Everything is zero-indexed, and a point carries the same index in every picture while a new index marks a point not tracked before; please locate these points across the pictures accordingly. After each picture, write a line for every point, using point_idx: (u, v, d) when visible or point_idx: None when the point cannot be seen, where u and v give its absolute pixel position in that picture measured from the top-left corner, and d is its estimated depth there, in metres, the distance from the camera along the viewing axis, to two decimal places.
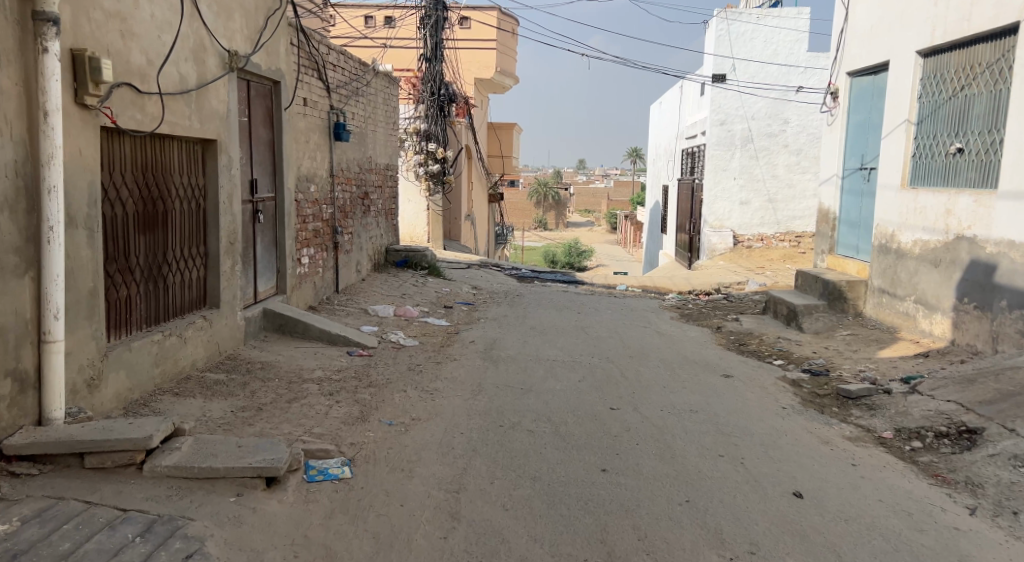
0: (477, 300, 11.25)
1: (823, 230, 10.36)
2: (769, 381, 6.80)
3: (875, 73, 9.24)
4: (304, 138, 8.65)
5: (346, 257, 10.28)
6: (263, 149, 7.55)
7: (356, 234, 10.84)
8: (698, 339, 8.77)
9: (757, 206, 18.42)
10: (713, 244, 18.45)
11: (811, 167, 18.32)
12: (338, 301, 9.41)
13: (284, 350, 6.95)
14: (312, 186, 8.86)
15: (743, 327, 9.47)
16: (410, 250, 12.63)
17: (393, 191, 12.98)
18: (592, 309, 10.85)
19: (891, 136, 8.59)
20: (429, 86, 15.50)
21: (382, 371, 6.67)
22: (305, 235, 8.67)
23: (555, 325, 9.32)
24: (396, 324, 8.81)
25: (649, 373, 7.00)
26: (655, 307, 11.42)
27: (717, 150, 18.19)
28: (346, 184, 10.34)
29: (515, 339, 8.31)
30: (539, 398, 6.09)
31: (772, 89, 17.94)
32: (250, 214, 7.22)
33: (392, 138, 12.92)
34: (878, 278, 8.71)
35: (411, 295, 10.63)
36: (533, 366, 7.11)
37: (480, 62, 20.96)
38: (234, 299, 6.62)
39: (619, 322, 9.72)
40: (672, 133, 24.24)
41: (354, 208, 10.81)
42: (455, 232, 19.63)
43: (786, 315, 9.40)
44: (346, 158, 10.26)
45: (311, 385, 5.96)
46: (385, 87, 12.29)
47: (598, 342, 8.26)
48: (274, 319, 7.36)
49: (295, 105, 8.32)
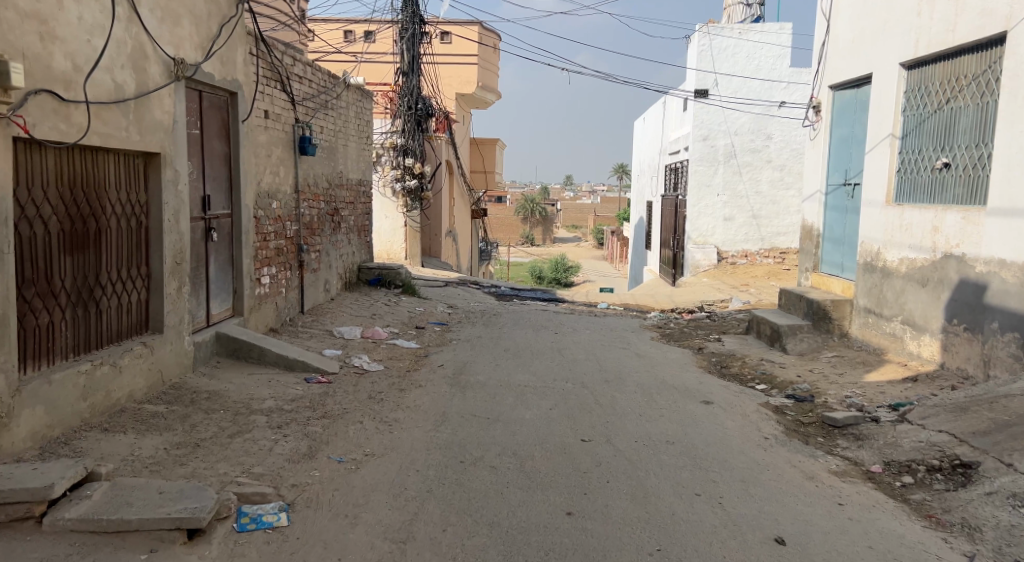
0: (452, 320, 10.84)
1: (807, 248, 10.06)
2: (751, 408, 6.44)
3: (858, 85, 8.95)
4: (265, 152, 8.27)
5: (312, 276, 9.86)
6: (217, 164, 7.18)
7: (324, 252, 10.43)
8: (679, 362, 8.39)
9: (741, 223, 18.15)
10: (696, 261, 18.11)
11: (795, 183, 18.07)
12: (303, 323, 9.00)
13: (236, 377, 6.56)
14: (273, 203, 8.49)
15: (725, 349, 9.11)
16: (383, 267, 12.23)
17: (366, 207, 12.57)
18: (571, 329, 10.46)
19: (875, 151, 8.29)
20: (406, 101, 15.16)
21: (340, 400, 6.26)
22: (266, 254, 8.28)
23: (531, 346, 8.94)
24: (363, 347, 8.40)
25: (625, 399, 6.62)
26: (637, 326, 11.05)
27: (700, 165, 17.93)
28: (313, 200, 9.95)
29: (487, 363, 7.92)
30: (506, 428, 5.69)
31: (754, 105, 17.78)
32: (201, 232, 6.84)
33: (365, 153, 12.53)
34: (862, 298, 8.40)
35: (382, 315, 10.21)
36: (503, 393, 6.71)
37: (461, 76, 20.67)
38: (181, 323, 6.22)
39: (598, 344, 9.34)
40: (656, 148, 23.99)
41: (323, 225, 10.41)
42: (435, 249, 19.24)
43: (770, 336, 9.05)
44: (313, 173, 9.88)
45: (259, 417, 5.54)
46: (357, 100, 11.92)
47: (573, 365, 7.88)
48: (228, 344, 6.97)
49: (254, 117, 7.95)
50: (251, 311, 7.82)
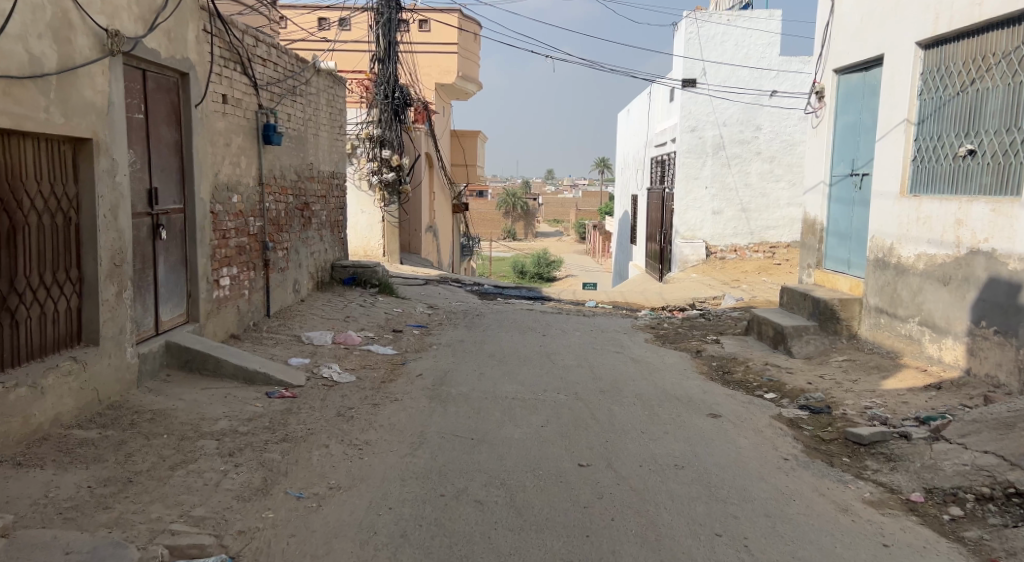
0: (431, 322, 10.13)
1: (808, 243, 9.44)
2: (762, 421, 5.80)
3: (866, 69, 8.31)
4: (223, 141, 7.54)
5: (279, 276, 9.12)
6: (167, 153, 6.44)
7: (293, 249, 9.69)
8: (678, 367, 7.75)
9: (730, 216, 17.57)
10: (685, 256, 17.52)
11: (785, 176, 17.49)
12: (267, 328, 8.27)
13: (186, 393, 5.83)
14: (234, 196, 7.79)
15: (724, 352, 8.48)
16: (358, 266, 11.49)
17: (340, 201, 11.82)
18: (559, 330, 9.78)
19: (886, 138, 7.67)
20: (383, 89, 14.39)
21: (303, 419, 5.55)
22: (224, 253, 7.56)
23: (517, 351, 8.26)
24: (333, 354, 7.67)
25: (623, 413, 5.96)
26: (628, 327, 10.40)
27: (689, 157, 17.32)
28: (280, 194, 9.22)
29: (468, 371, 7.23)
30: (492, 452, 5.01)
31: (743, 94, 17.15)
32: (148, 229, 6.14)
33: (338, 144, 11.79)
34: (872, 296, 7.79)
35: (356, 318, 9.48)
36: (487, 408, 6.03)
37: (440, 66, 19.92)
38: (122, 333, 5.49)
39: (588, 347, 8.69)
40: (641, 140, 23.34)
41: (291, 221, 9.66)
42: (415, 245, 18.48)
43: (773, 338, 8.43)
44: (278, 164, 9.14)
45: (207, 443, 4.82)
46: (328, 87, 11.19)
47: (563, 372, 7.22)
48: (179, 355, 6.26)
49: (210, 102, 7.23)
50: (207, 316, 7.09)
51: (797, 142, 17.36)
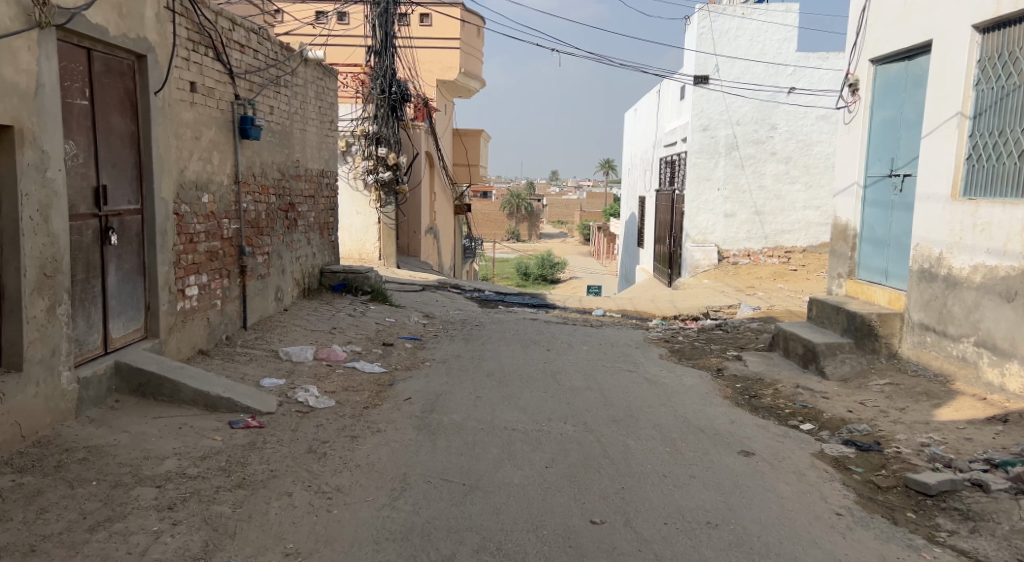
0: (426, 334, 9.31)
1: (838, 250, 8.60)
2: (804, 461, 4.97)
3: (909, 58, 7.48)
4: (191, 134, 6.74)
5: (258, 283, 8.32)
6: (120, 145, 5.64)
7: (274, 254, 8.87)
8: (699, 390, 6.92)
9: (744, 219, 16.74)
10: (696, 260, 16.59)
11: (802, 177, 16.62)
12: (242, 342, 7.46)
13: (133, 423, 5.01)
14: (203, 195, 6.98)
15: (749, 372, 7.64)
16: (349, 271, 10.72)
17: (330, 201, 11.01)
18: (565, 344, 8.95)
19: (934, 134, 6.84)
20: (379, 83, 13.63)
21: (267, 458, 4.74)
22: (192, 260, 6.76)
23: (520, 369, 7.43)
24: (312, 374, 6.85)
25: (640, 449, 5.15)
26: (640, 340, 9.57)
27: (700, 157, 16.49)
28: (260, 193, 8.42)
29: (463, 393, 6.42)
30: (487, 503, 4.21)
31: (759, 91, 16.32)
32: (96, 234, 5.34)
33: (329, 140, 10.99)
34: (916, 311, 6.96)
35: (343, 331, 8.66)
36: (483, 442, 5.21)
37: (441, 62, 19.09)
38: (57, 355, 4.69)
39: (597, 363, 7.88)
40: (650, 140, 22.51)
41: (273, 222, 8.85)
42: (415, 248, 17.65)
43: (803, 356, 7.59)
44: (258, 161, 8.34)
45: (144, 492, 4.01)
46: (317, 78, 10.39)
47: (570, 396, 6.40)
48: (131, 378, 5.45)
49: (176, 89, 6.43)
50: (170, 331, 6.30)
51: (815, 142, 16.50)
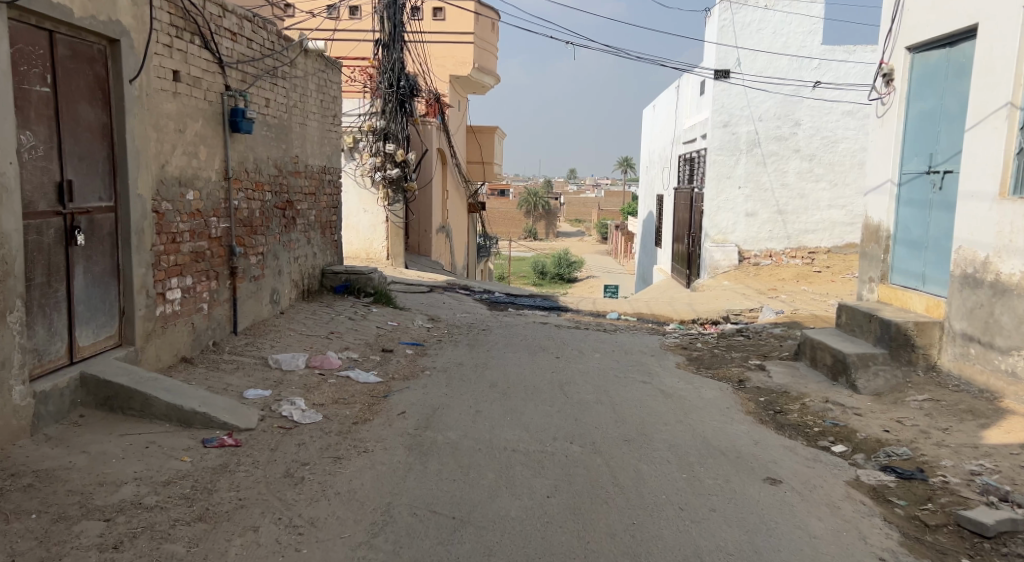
0: (429, 339, 8.82)
1: (870, 252, 8.02)
2: (837, 492, 4.43)
3: (951, 44, 6.90)
4: (173, 126, 6.29)
5: (251, 285, 7.87)
6: (89, 138, 5.20)
7: (270, 254, 8.42)
8: (718, 404, 6.37)
9: (765, 219, 16.12)
10: (715, 260, 16.01)
11: (826, 175, 15.96)
12: (230, 349, 7.01)
13: (95, 442, 4.56)
14: (187, 192, 6.52)
15: (773, 385, 7.09)
16: (352, 272, 10.29)
17: (333, 199, 10.56)
18: (577, 351, 8.42)
19: (980, 127, 6.26)
20: (387, 77, 13.15)
21: (237, 483, 4.26)
22: (174, 261, 6.31)
23: (526, 379, 6.92)
24: (302, 384, 6.37)
25: (654, 475, 4.63)
26: (656, 347, 9.02)
27: (720, 154, 15.89)
28: (254, 190, 7.98)
29: (462, 407, 5.93)
30: (477, 543, 3.73)
31: (782, 85, 15.70)
32: (58, 233, 4.90)
33: (332, 136, 10.52)
34: (959, 320, 6.37)
35: (341, 336, 8.19)
36: (479, 466, 4.70)
37: (454, 57, 18.59)
38: (7, 369, 4.26)
39: (610, 373, 7.37)
40: (668, 137, 21.91)
41: (269, 221, 8.39)
42: (425, 247, 17.18)
43: (832, 367, 7.02)
44: (251, 156, 7.89)
45: (90, 528, 3.58)
46: (319, 70, 9.93)
47: (579, 412, 5.89)
48: (98, 392, 5.00)
49: (156, 77, 5.97)
50: (147, 338, 5.84)
51: (840, 139, 15.84)
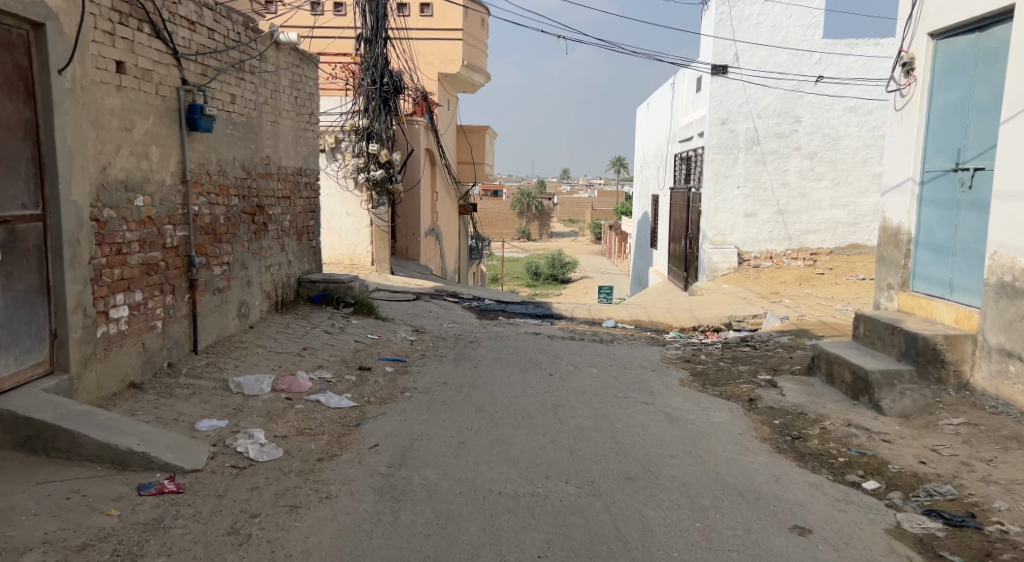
0: (411, 355, 8.14)
1: (889, 258, 7.38)
2: (878, 545, 3.80)
3: (981, 29, 6.27)
4: (117, 124, 5.61)
5: (213, 299, 7.17)
6: (5, 136, 4.60)
7: (236, 263, 7.71)
8: (729, 430, 5.72)
9: (766, 220, 15.48)
10: (714, 263, 15.37)
11: (828, 174, 15.32)
12: (188, 371, 6.31)
13: (6, 491, 3.90)
14: (134, 198, 5.82)
15: (787, 404, 6.45)
16: (330, 280, 9.63)
17: (310, 203, 9.88)
18: (571, 366, 7.76)
19: (1016, 120, 5.64)
20: (369, 74, 12.48)
21: (171, 544, 3.62)
22: (120, 275, 5.63)
23: (516, 402, 6.25)
24: (265, 412, 5.70)
25: (661, 524, 3.99)
26: (657, 360, 8.36)
27: (719, 153, 15.24)
28: (217, 194, 7.28)
29: (443, 438, 5.28)
30: None
31: (783, 80, 15.07)
32: None
33: (309, 135, 9.84)
34: (995, 334, 5.73)
35: (314, 352, 7.51)
36: (459, 515, 4.05)
37: (443, 54, 17.85)
38: None
39: (608, 392, 6.71)
40: (664, 135, 21.23)
41: (235, 228, 7.71)
42: (414, 251, 16.49)
43: (852, 385, 6.38)
44: (214, 157, 7.20)
45: None
46: (293, 64, 9.24)
47: (574, 443, 5.23)
48: (17, 430, 4.33)
49: (95, 68, 5.32)
50: (85, 364, 5.17)
51: (842, 136, 15.19)
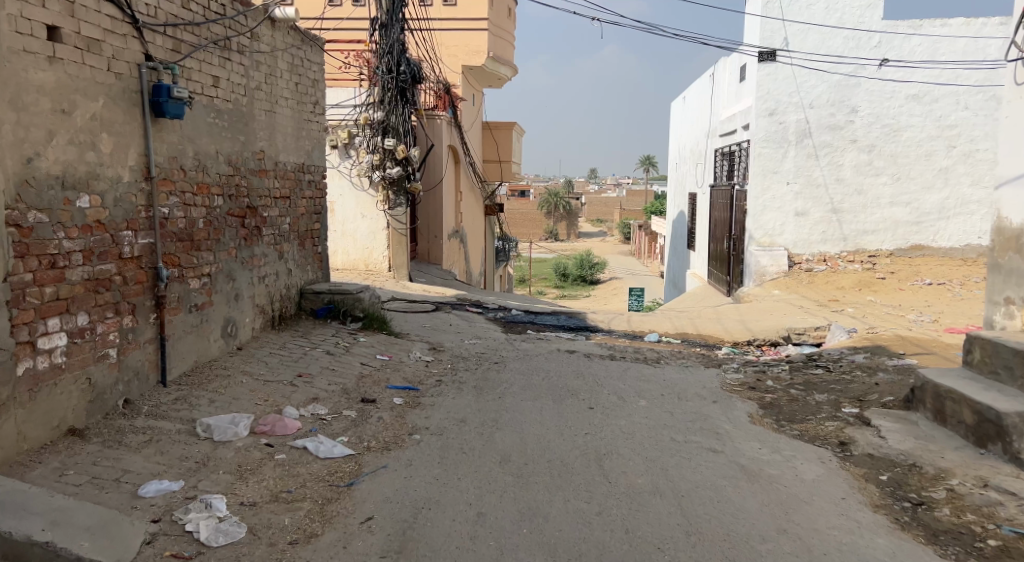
0: (427, 380, 6.95)
1: (1008, 266, 6.04)
2: None
3: None
4: (48, 105, 4.48)
5: (189, 319, 6.01)
6: None
7: (219, 275, 6.54)
8: (826, 494, 4.43)
9: (818, 219, 13.62)
10: (762, 267, 13.63)
11: (887, 168, 13.34)
12: (150, 409, 5.12)
13: None
14: (76, 199, 4.68)
15: (891, 452, 5.13)
16: (336, 291, 8.46)
17: (315, 203, 8.69)
18: (615, 396, 6.49)
19: None
20: (385, 62, 11.27)
21: None
22: (52, 296, 4.48)
23: (549, 450, 5.00)
24: (236, 467, 4.50)
25: None
26: (716, 387, 7.08)
27: (765, 147, 13.48)
28: (195, 193, 6.12)
29: (455, 508, 4.07)
30: None
31: (838, 67, 13.21)
32: None
33: (312, 127, 8.60)
34: None
35: (310, 381, 6.31)
36: None
37: (468, 46, 16.64)
38: None
39: (662, 433, 5.48)
40: (703, 130, 19.81)
41: (219, 233, 6.54)
42: (436, 254, 15.30)
43: (977, 428, 5.08)
44: (190, 149, 6.03)
45: None
46: (294, 46, 8.05)
47: (628, 519, 3.97)
48: None
49: (11, 34, 4.23)
50: None
51: (904, 127, 13.19)
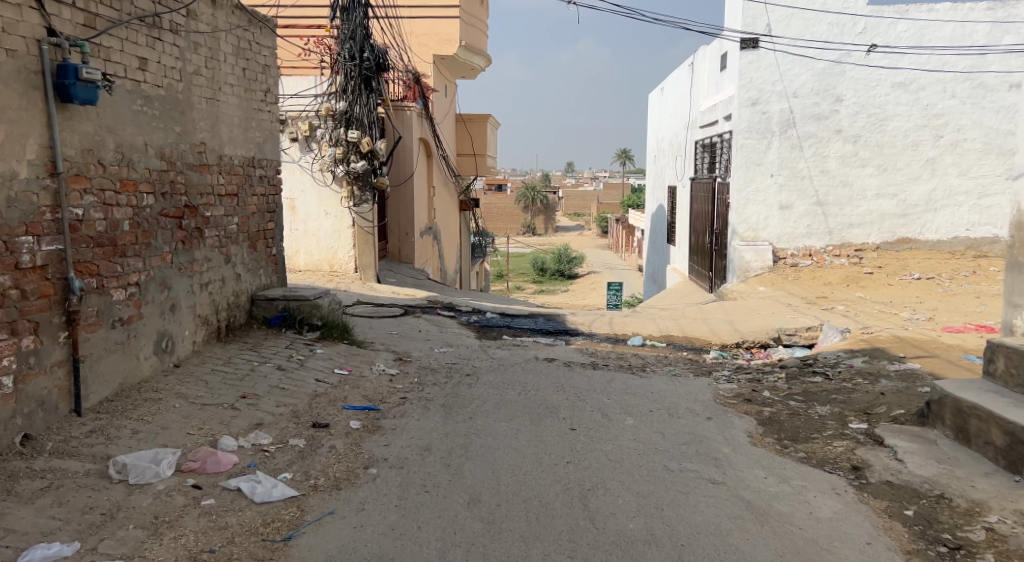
0: (389, 397, 6.23)
1: None
2: None
3: None
4: None
5: (112, 335, 5.26)
6: None
7: (150, 283, 5.77)
8: (848, 538, 3.81)
9: (802, 212, 12.92)
10: (746, 262, 12.81)
11: (874, 159, 12.69)
12: (56, 446, 4.39)
13: None
14: None
15: (913, 479, 4.50)
16: (292, 298, 7.69)
17: (268, 201, 7.91)
18: (598, 414, 5.82)
19: None
20: (347, 47, 10.57)
21: None
22: None
23: (526, 485, 4.32)
24: (152, 517, 3.78)
25: None
26: (709, 400, 6.43)
27: (748, 137, 12.73)
28: (118, 189, 5.36)
29: None
30: None
31: (823, 54, 12.52)
32: None
33: (264, 118, 7.82)
34: None
35: (255, 403, 5.58)
36: None
37: (439, 35, 15.84)
38: None
39: (653, 459, 4.83)
40: (682, 121, 19.15)
41: (150, 236, 5.76)
42: (406, 252, 14.55)
43: (1008, 451, 4.47)
44: (111, 139, 5.26)
45: None
46: (240, 27, 7.27)
47: None
48: None
49: None
50: None
51: (890, 116, 12.55)
